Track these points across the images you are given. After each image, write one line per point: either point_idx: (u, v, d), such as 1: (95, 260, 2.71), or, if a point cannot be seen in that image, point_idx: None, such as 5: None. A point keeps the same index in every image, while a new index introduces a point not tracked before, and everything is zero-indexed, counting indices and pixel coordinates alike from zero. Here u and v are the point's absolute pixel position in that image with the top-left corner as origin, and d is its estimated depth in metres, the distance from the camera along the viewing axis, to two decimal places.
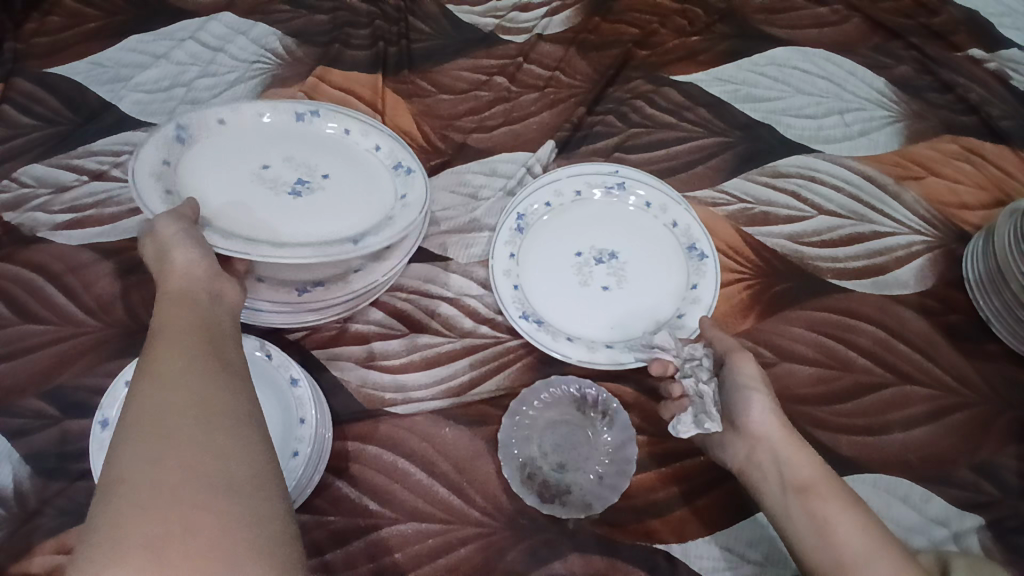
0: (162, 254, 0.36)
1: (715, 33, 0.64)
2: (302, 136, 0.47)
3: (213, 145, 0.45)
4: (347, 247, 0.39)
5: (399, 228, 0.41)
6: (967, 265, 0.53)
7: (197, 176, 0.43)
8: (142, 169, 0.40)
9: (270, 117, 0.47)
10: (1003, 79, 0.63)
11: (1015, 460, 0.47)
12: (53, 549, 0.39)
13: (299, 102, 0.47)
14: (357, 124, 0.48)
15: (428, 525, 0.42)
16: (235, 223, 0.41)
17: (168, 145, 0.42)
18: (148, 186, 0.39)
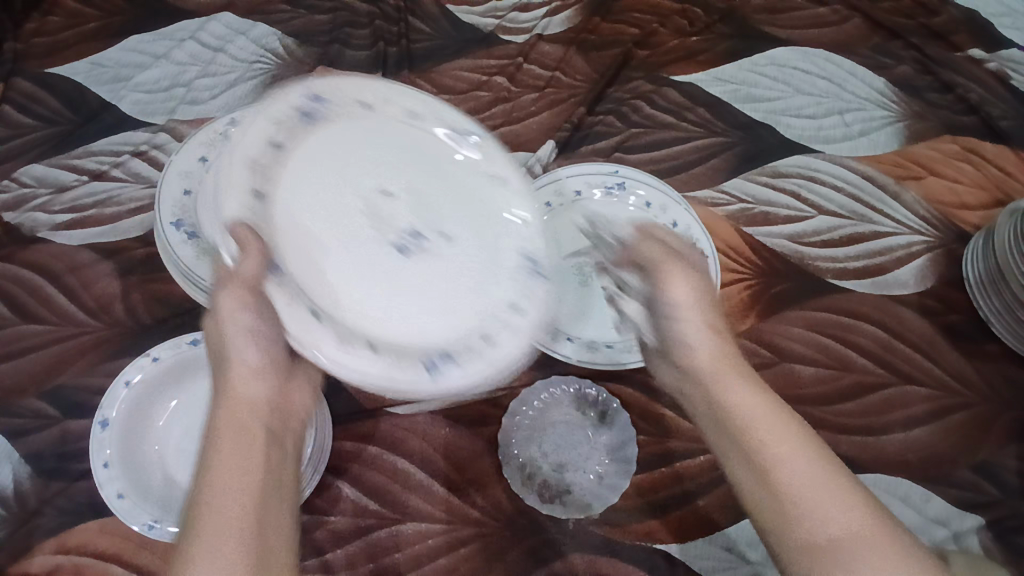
0: (226, 352, 0.37)
1: (716, 33, 0.64)
2: (444, 154, 0.42)
3: (345, 128, 0.41)
4: (419, 378, 0.36)
5: (491, 368, 0.37)
6: (967, 265, 0.53)
7: (305, 180, 0.40)
8: (238, 151, 0.38)
9: (421, 120, 0.42)
10: (1004, 79, 0.63)
11: (1015, 460, 0.47)
12: (54, 549, 0.40)
13: (461, 117, 0.42)
14: (516, 178, 0.41)
15: (429, 525, 0.42)
16: (308, 278, 0.38)
17: (286, 120, 0.39)
18: (234, 179, 0.37)
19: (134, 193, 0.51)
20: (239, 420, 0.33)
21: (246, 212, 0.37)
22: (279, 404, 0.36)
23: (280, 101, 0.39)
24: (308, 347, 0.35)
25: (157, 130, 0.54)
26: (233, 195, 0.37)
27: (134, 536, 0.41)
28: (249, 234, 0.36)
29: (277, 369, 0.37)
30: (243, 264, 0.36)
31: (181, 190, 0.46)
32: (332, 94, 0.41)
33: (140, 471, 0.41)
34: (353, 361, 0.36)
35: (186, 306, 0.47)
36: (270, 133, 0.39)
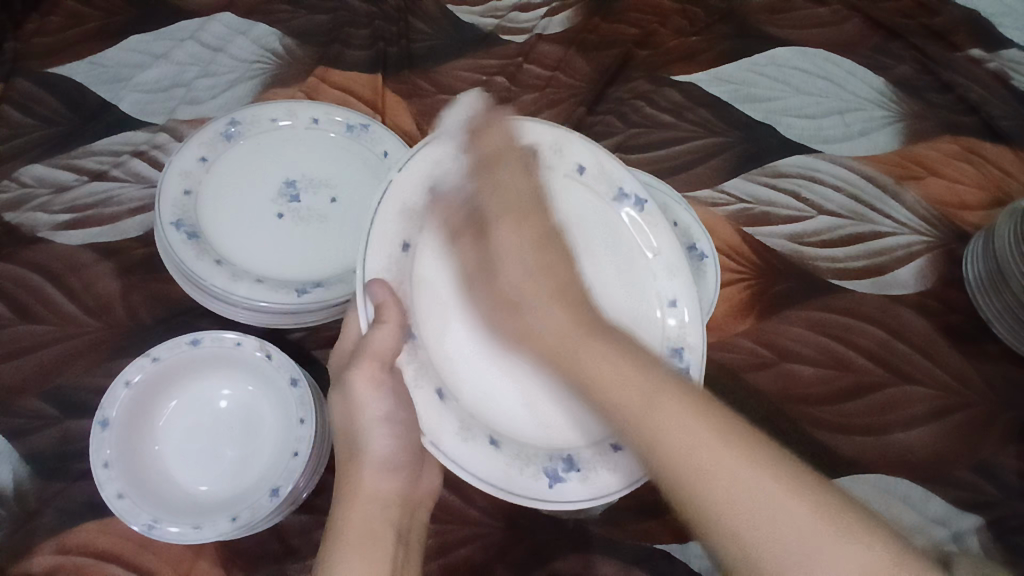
0: (361, 432, 0.38)
1: (715, 33, 0.64)
2: (602, 221, 0.41)
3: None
4: (536, 485, 0.35)
5: (614, 480, 0.36)
6: (967, 266, 0.53)
7: (452, 238, 0.38)
8: (394, 196, 0.36)
9: (588, 177, 0.41)
10: (1003, 79, 0.63)
11: (1015, 460, 0.47)
12: (54, 549, 0.40)
13: (632, 179, 0.41)
14: (673, 255, 0.40)
15: (428, 524, 0.42)
16: (436, 351, 0.37)
17: (454, 160, 0.38)
18: (385, 225, 0.35)
19: (134, 193, 0.51)
20: (374, 523, 0.36)
21: (391, 269, 0.35)
22: (410, 497, 0.38)
23: (442, 145, 0.38)
24: (429, 440, 0.34)
25: (157, 130, 0.54)
26: (382, 247, 0.35)
27: (135, 537, 0.41)
28: (389, 306, 0.33)
29: (406, 459, 0.38)
30: (374, 336, 0.34)
31: (181, 190, 0.46)
32: (503, 136, 0.39)
33: (138, 471, 0.41)
34: (473, 460, 0.34)
35: (186, 306, 0.47)
36: (430, 176, 0.37)
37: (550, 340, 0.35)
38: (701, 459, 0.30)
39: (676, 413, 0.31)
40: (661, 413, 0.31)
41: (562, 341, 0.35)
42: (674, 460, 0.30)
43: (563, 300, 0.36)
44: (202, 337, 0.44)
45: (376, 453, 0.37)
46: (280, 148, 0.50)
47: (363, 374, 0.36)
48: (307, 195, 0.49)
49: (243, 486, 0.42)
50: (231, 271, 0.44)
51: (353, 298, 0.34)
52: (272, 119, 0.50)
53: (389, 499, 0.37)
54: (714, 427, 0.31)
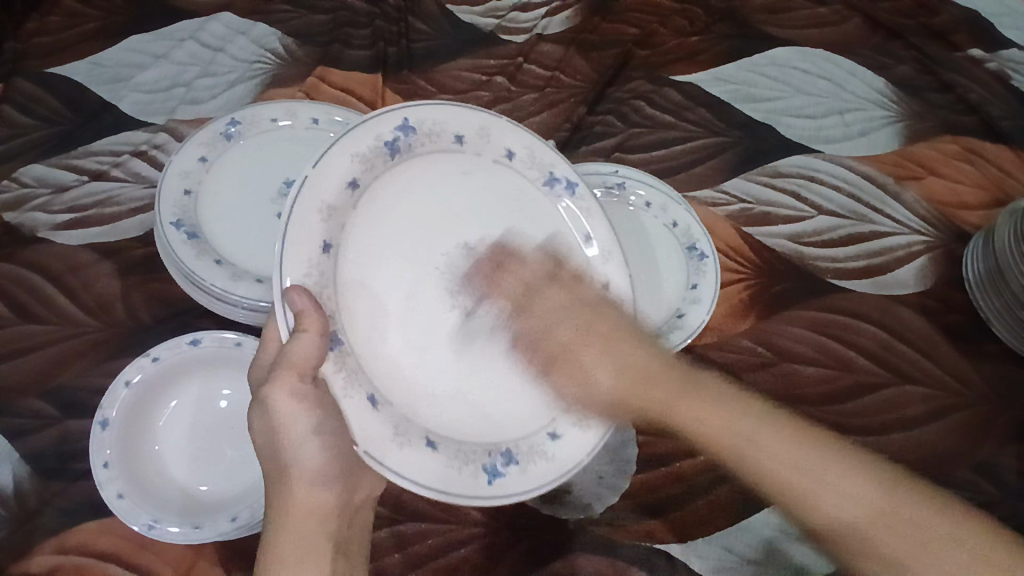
0: (285, 445, 0.37)
1: (716, 33, 0.64)
2: (535, 207, 0.42)
3: (432, 162, 0.40)
4: (477, 483, 0.37)
5: (554, 467, 0.39)
6: (967, 265, 0.53)
7: (379, 232, 0.38)
8: (311, 195, 0.34)
9: (517, 161, 0.41)
10: (1004, 79, 0.63)
11: (1014, 459, 0.47)
12: (54, 550, 0.40)
13: (562, 164, 0.42)
14: (604, 239, 0.42)
15: (428, 524, 0.42)
16: (369, 358, 0.37)
17: (375, 154, 0.37)
18: (304, 230, 0.34)
19: (134, 193, 0.51)
20: (308, 535, 0.36)
21: (313, 275, 0.35)
22: (348, 505, 0.38)
23: (365, 135, 0.36)
24: (364, 449, 0.35)
25: (157, 130, 0.54)
26: (302, 249, 0.34)
27: (135, 536, 0.41)
28: (309, 315, 0.33)
29: (342, 470, 0.38)
30: (295, 346, 0.33)
31: (181, 190, 0.46)
32: (425, 124, 0.39)
33: (138, 471, 0.41)
34: (412, 466, 0.36)
35: (186, 306, 0.47)
36: (350, 172, 0.36)
37: (626, 404, 0.40)
38: (784, 453, 0.38)
39: (750, 421, 0.39)
40: (746, 426, 0.39)
41: (649, 400, 0.41)
42: (767, 458, 0.38)
43: (642, 381, 0.41)
44: (202, 337, 0.44)
45: (305, 463, 0.37)
46: (279, 148, 0.50)
47: (284, 384, 0.35)
48: None
49: (243, 486, 0.42)
50: (232, 271, 0.44)
51: (272, 312, 0.32)
52: (272, 119, 0.50)
53: (325, 511, 0.37)
54: (776, 420, 0.39)
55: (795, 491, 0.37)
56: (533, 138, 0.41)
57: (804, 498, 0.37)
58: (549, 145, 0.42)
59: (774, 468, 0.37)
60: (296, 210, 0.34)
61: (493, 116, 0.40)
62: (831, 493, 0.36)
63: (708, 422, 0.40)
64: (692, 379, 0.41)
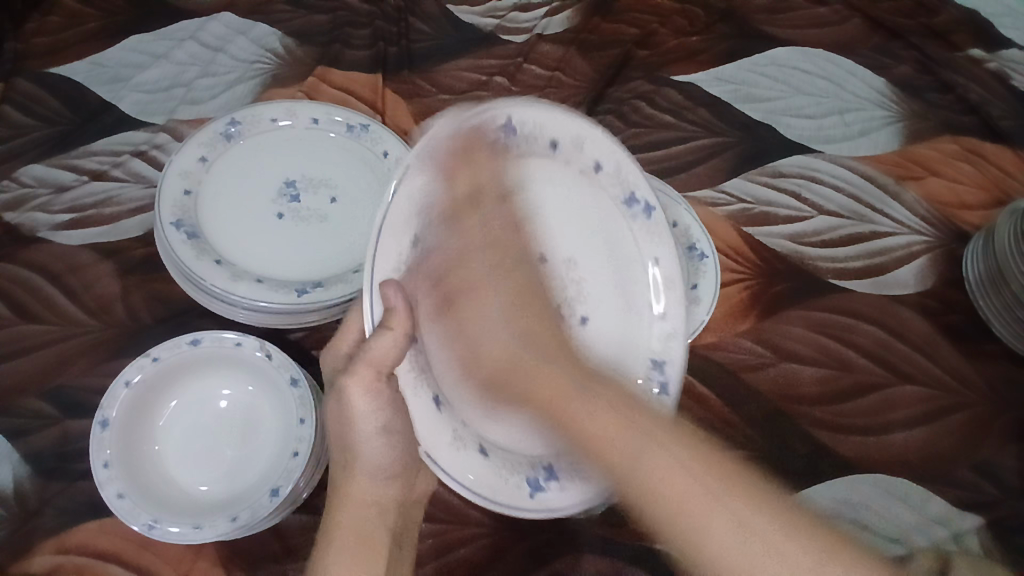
0: (351, 435, 0.39)
1: (716, 33, 0.64)
2: (613, 226, 0.42)
3: (524, 165, 0.40)
4: (519, 494, 0.37)
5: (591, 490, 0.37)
6: (967, 266, 0.53)
7: (462, 233, 0.38)
8: (405, 188, 0.34)
9: (602, 175, 0.40)
10: (1004, 79, 0.63)
11: (1014, 460, 0.47)
12: (54, 549, 0.40)
13: (644, 184, 0.40)
14: (671, 266, 0.40)
15: (428, 525, 0.42)
16: (439, 358, 0.38)
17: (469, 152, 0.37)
18: (396, 227, 0.34)
19: (134, 193, 0.51)
20: (367, 525, 0.38)
21: (404, 272, 0.35)
22: (403, 500, 0.41)
23: (467, 130, 0.36)
24: (424, 448, 0.36)
25: (157, 130, 0.54)
26: (395, 238, 0.34)
27: (135, 536, 0.41)
28: (397, 314, 0.33)
29: (399, 470, 0.41)
30: (376, 343, 0.34)
31: (181, 189, 0.46)
32: (528, 126, 0.38)
33: (138, 471, 0.41)
34: (462, 468, 0.36)
35: (185, 306, 0.47)
36: (449, 168, 0.36)
37: (528, 390, 0.38)
38: (707, 502, 0.30)
39: (641, 447, 0.33)
40: (665, 463, 0.32)
41: (544, 390, 0.37)
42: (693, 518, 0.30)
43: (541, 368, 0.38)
44: (202, 337, 0.45)
45: (375, 453, 0.39)
46: (279, 148, 0.50)
47: (360, 379, 0.36)
48: (307, 195, 0.49)
49: (243, 486, 0.42)
50: (232, 271, 0.44)
51: (360, 299, 0.33)
52: (272, 119, 0.50)
53: (382, 503, 0.39)
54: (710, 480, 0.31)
55: None
56: (625, 153, 0.40)
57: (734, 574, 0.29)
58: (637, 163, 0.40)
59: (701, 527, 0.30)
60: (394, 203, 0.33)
61: (592, 125, 0.39)
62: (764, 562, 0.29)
63: (620, 447, 0.33)
64: (622, 401, 0.36)
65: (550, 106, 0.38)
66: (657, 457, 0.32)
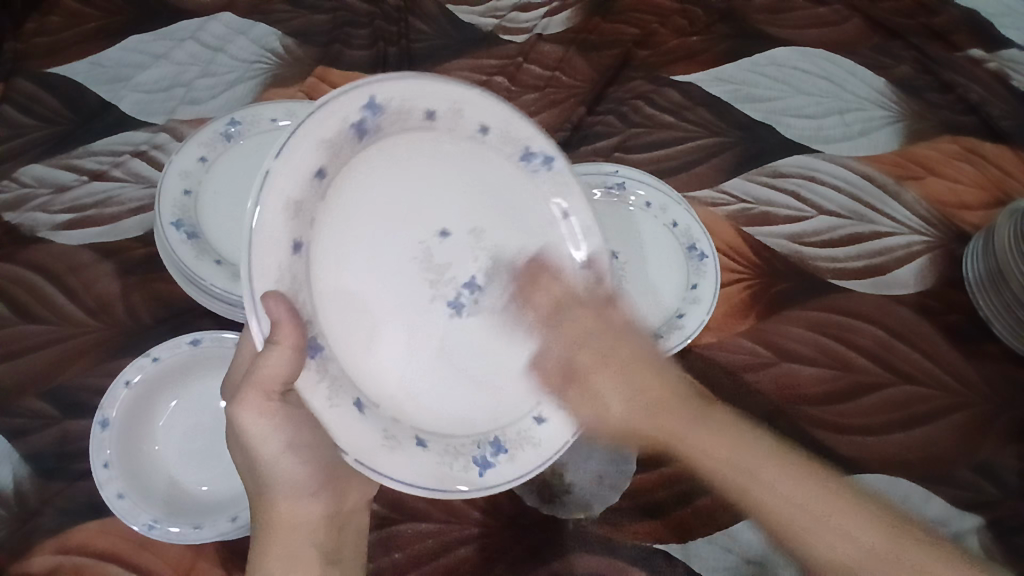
0: (255, 461, 0.36)
1: (716, 33, 0.64)
2: (513, 186, 0.41)
3: (404, 142, 0.37)
4: (469, 476, 0.36)
5: (540, 455, 0.38)
6: (967, 266, 0.53)
7: (349, 220, 0.36)
8: (275, 190, 0.30)
9: (491, 137, 0.39)
10: (1004, 79, 0.63)
11: (1014, 460, 0.47)
12: (54, 549, 0.41)
13: (539, 137, 0.39)
14: (586, 218, 0.41)
15: (428, 524, 0.43)
16: (351, 362, 0.35)
17: (339, 141, 0.33)
18: (268, 233, 0.30)
19: (134, 192, 0.51)
20: (294, 546, 0.36)
21: (285, 279, 0.31)
22: (339, 515, 0.39)
23: (329, 120, 0.32)
24: (352, 457, 0.33)
25: (157, 130, 0.54)
26: (269, 251, 0.30)
27: (135, 536, 0.41)
28: (285, 328, 0.30)
29: (325, 480, 0.38)
30: (269, 358, 0.31)
31: (181, 190, 0.46)
32: (394, 101, 0.35)
33: (139, 472, 0.41)
34: (406, 468, 0.34)
35: (185, 307, 0.47)
36: (318, 159, 0.32)
37: (642, 429, 0.43)
38: (779, 481, 0.39)
39: (707, 420, 0.42)
40: (716, 445, 0.41)
41: (650, 407, 0.43)
42: (774, 512, 0.39)
43: (656, 409, 0.43)
44: (202, 337, 0.44)
45: (286, 471, 0.36)
46: None
47: (252, 404, 0.34)
48: None
49: (244, 486, 0.42)
50: (233, 271, 0.45)
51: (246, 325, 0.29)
52: (271, 119, 0.50)
53: (311, 522, 0.37)
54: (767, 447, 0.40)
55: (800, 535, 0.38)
56: (511, 111, 0.38)
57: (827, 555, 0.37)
58: (526, 119, 0.39)
59: (788, 517, 0.38)
60: (259, 214, 0.30)
61: (467, 90, 0.37)
62: (835, 537, 0.37)
63: (693, 427, 0.41)
64: (704, 408, 0.42)
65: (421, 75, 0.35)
66: (712, 436, 0.41)
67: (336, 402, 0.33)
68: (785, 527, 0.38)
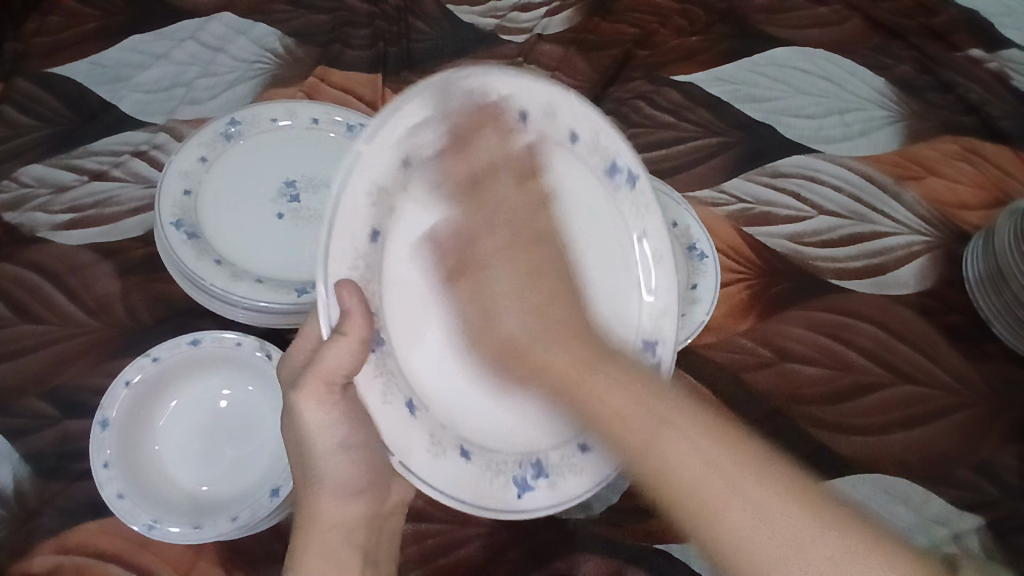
0: (304, 457, 0.38)
1: (716, 33, 0.64)
2: (591, 196, 0.41)
3: (492, 138, 0.37)
4: (507, 494, 0.36)
5: (582, 483, 0.37)
6: (967, 266, 0.53)
7: (425, 214, 0.36)
8: (363, 170, 0.31)
9: (578, 145, 0.39)
10: (1004, 79, 0.63)
11: (1014, 459, 0.47)
12: (54, 549, 0.40)
13: (626, 152, 0.39)
14: (657, 242, 0.40)
15: (428, 525, 0.43)
16: (407, 360, 0.35)
17: (429, 130, 0.33)
18: (349, 214, 0.31)
19: (135, 193, 0.51)
20: (330, 548, 0.38)
21: (359, 267, 0.32)
22: (376, 515, 0.41)
23: (428, 106, 0.33)
24: (399, 458, 0.33)
25: (157, 130, 0.54)
26: (349, 236, 0.31)
27: (135, 536, 0.41)
28: (353, 319, 0.30)
29: (368, 484, 0.40)
30: (332, 348, 0.32)
31: (181, 190, 0.46)
32: (493, 98, 0.35)
33: (139, 472, 0.41)
34: (447, 476, 0.34)
35: (185, 307, 0.47)
36: (408, 148, 0.33)
37: (550, 381, 0.37)
38: (682, 454, 0.31)
39: (608, 377, 0.35)
40: (626, 399, 0.33)
41: (559, 375, 0.37)
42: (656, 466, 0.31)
43: (586, 363, 0.36)
44: (202, 337, 0.45)
45: (333, 467, 0.38)
46: (280, 148, 0.50)
47: (313, 391, 0.35)
48: (307, 195, 0.49)
49: (244, 486, 0.42)
50: (232, 271, 0.44)
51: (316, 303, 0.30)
52: (272, 119, 0.50)
53: (349, 523, 0.39)
54: (680, 413, 0.32)
55: (703, 508, 0.29)
56: (603, 121, 0.38)
57: (705, 522, 0.29)
58: (618, 133, 0.39)
59: (689, 492, 0.30)
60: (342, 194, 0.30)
61: (569, 95, 0.37)
62: (767, 537, 0.28)
63: (603, 400, 0.34)
64: (601, 361, 0.36)
65: (520, 74, 0.36)
66: (621, 392, 0.34)
67: (390, 405, 0.33)
68: (671, 482, 0.30)
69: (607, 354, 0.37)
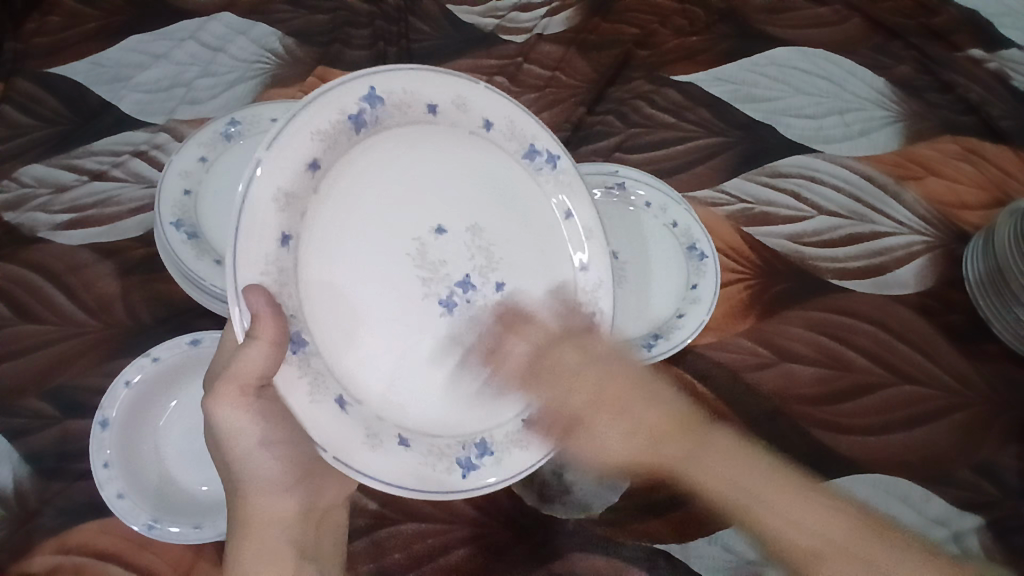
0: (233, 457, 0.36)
1: (716, 33, 0.63)
2: (515, 180, 0.41)
3: (408, 134, 0.37)
4: (453, 478, 0.36)
5: (529, 454, 0.38)
6: (967, 266, 0.53)
7: (348, 213, 0.36)
8: (266, 180, 0.31)
9: (494, 132, 0.40)
10: (1004, 80, 0.63)
11: (1015, 460, 0.47)
12: (54, 549, 0.41)
13: (542, 136, 0.41)
14: (587, 217, 0.42)
15: (427, 525, 0.42)
16: (336, 359, 0.35)
17: (334, 131, 0.34)
18: (259, 220, 0.31)
19: (134, 193, 0.51)
20: (270, 545, 0.36)
21: (272, 272, 0.32)
22: (315, 511, 0.38)
23: (326, 109, 0.33)
24: (331, 454, 0.33)
25: (157, 130, 0.54)
26: (259, 242, 0.31)
27: (135, 536, 0.41)
28: (264, 321, 0.30)
29: (298, 476, 0.37)
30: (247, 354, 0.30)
31: (181, 190, 0.46)
32: (396, 95, 0.36)
33: (140, 472, 0.41)
34: (387, 470, 0.34)
35: (185, 307, 0.47)
36: (313, 150, 0.33)
37: (637, 461, 0.42)
38: (772, 507, 0.38)
39: (694, 448, 0.41)
40: (719, 466, 0.40)
41: (649, 459, 0.42)
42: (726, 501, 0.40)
43: (656, 439, 0.41)
44: (202, 337, 0.45)
45: (262, 468, 0.36)
46: None
47: (229, 396, 0.33)
48: None
49: None
50: None
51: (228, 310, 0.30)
52: (271, 119, 0.50)
53: (284, 518, 0.37)
54: (758, 469, 0.40)
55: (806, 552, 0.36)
56: (514, 108, 0.40)
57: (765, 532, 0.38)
58: (530, 117, 0.41)
59: (791, 535, 0.37)
60: (249, 198, 0.31)
61: (474, 85, 0.38)
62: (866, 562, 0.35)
63: (693, 462, 0.41)
64: (692, 435, 0.41)
65: (420, 70, 0.37)
66: (717, 462, 0.40)
67: (317, 399, 0.33)
68: (737, 507, 0.39)
69: (700, 427, 0.42)
